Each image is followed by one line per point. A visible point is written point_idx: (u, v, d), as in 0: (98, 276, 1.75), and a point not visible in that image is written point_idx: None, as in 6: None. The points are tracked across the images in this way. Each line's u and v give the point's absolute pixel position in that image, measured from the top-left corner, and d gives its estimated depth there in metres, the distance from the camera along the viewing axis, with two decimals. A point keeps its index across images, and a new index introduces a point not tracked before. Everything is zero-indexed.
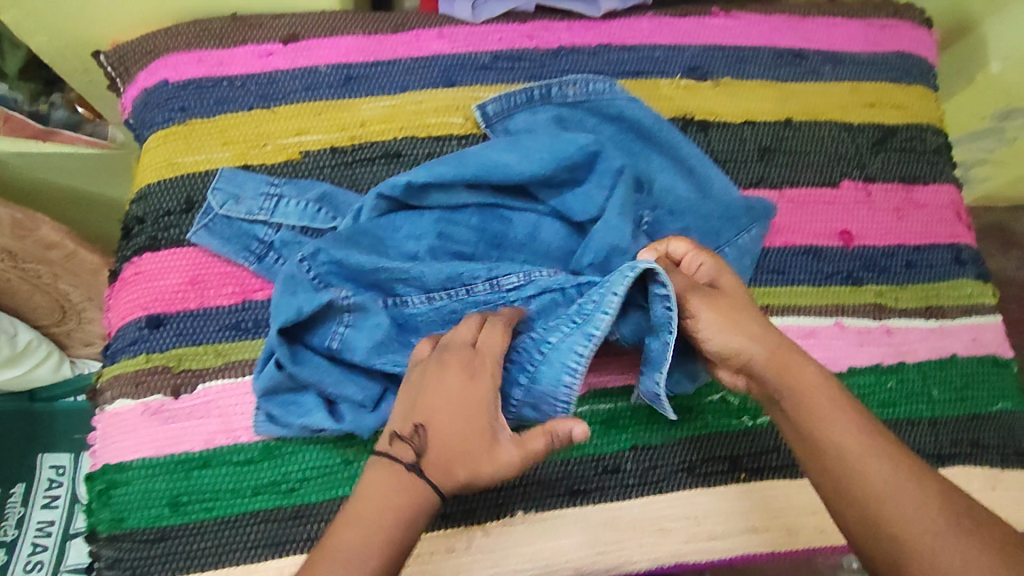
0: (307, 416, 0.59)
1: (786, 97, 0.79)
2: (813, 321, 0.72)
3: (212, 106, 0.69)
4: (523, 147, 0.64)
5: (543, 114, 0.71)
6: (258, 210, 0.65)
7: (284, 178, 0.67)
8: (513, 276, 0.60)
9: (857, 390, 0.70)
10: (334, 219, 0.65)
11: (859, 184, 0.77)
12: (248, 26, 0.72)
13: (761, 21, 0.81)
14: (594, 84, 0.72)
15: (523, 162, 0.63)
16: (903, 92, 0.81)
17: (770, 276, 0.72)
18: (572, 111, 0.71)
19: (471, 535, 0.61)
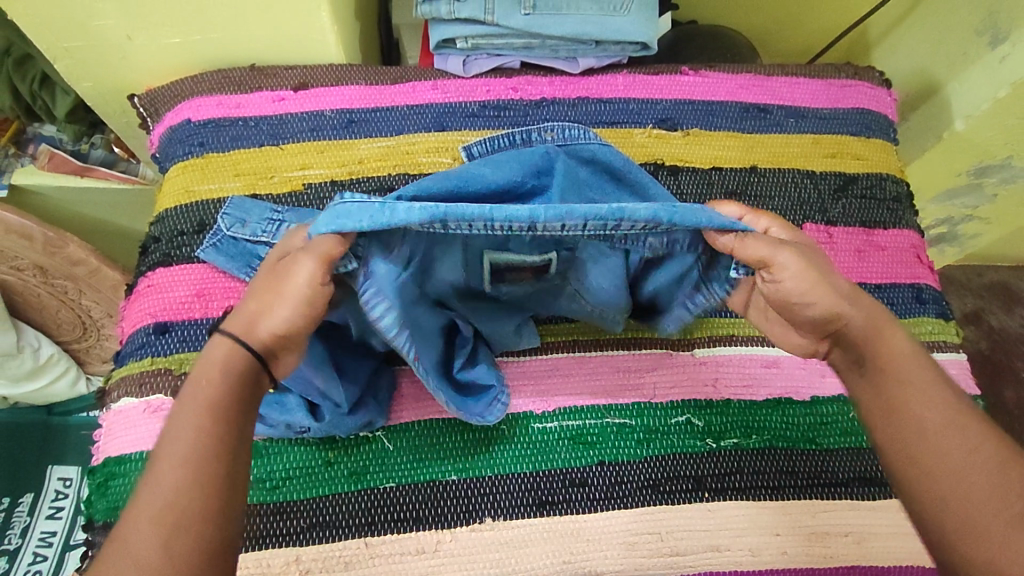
0: (288, 415, 0.62)
1: (751, 146, 0.85)
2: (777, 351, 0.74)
3: (227, 143, 0.78)
4: (495, 163, 0.69)
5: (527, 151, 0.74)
6: (261, 232, 0.71)
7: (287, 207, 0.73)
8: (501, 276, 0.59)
9: (818, 418, 0.72)
10: None
11: (821, 226, 0.81)
12: (265, 75, 0.82)
13: (728, 79, 0.89)
14: (570, 130, 0.76)
15: (498, 173, 0.67)
16: (863, 144, 0.87)
17: None
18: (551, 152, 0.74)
19: (440, 539, 0.64)
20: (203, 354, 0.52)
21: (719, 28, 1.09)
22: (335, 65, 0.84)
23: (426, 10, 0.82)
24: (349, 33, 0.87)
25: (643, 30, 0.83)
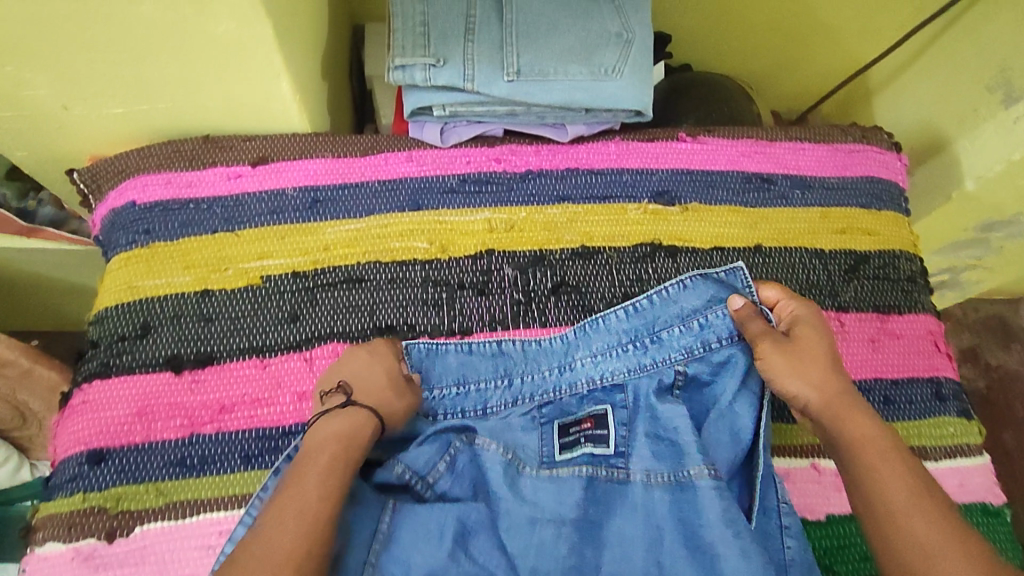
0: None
1: (754, 223, 0.78)
2: (787, 462, 0.68)
3: (176, 229, 0.70)
4: (560, 352, 0.68)
5: (605, 344, 0.68)
6: (451, 400, 0.66)
7: (453, 361, 0.67)
8: (572, 433, 0.64)
9: (832, 543, 0.65)
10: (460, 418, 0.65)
11: (832, 313, 0.75)
12: (218, 148, 0.73)
13: (729, 146, 0.81)
14: (635, 305, 0.68)
15: (581, 370, 0.67)
16: (873, 218, 0.80)
17: None
18: (654, 367, 0.66)
19: None
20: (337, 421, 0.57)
21: (726, 82, 1.03)
22: (299, 133, 0.75)
23: (399, 77, 0.73)
24: (316, 99, 0.78)
25: (637, 96, 0.76)
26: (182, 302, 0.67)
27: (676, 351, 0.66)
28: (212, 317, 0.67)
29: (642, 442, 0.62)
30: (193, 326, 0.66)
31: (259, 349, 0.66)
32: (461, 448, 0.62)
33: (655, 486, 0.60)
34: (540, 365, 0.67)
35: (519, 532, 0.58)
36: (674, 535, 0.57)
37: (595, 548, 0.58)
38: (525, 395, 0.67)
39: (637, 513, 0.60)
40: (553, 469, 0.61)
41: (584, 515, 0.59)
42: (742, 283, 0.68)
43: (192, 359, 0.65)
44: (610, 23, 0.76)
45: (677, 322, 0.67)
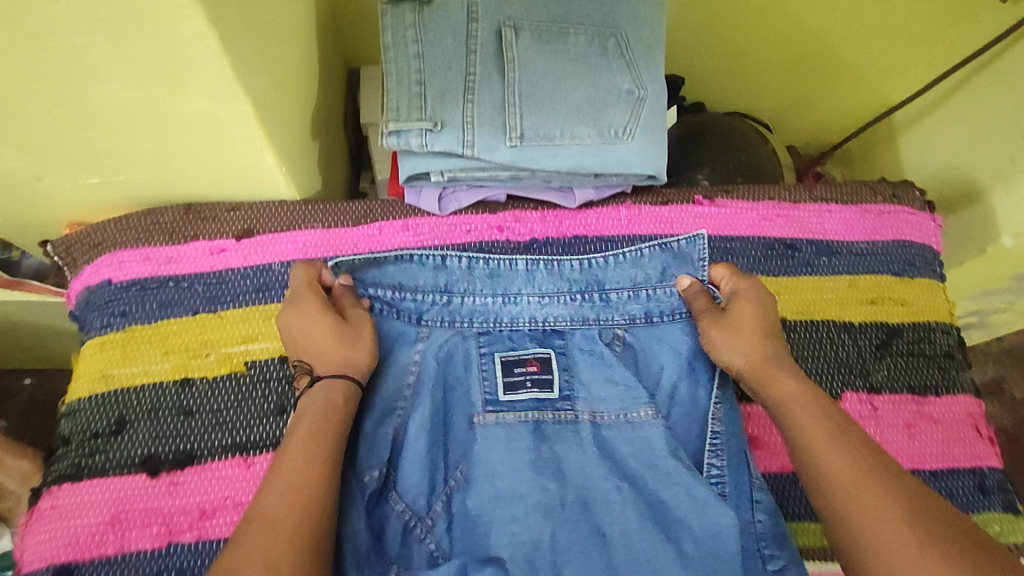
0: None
1: (778, 294, 0.73)
2: (816, 566, 0.65)
3: (154, 310, 0.65)
4: (500, 282, 0.71)
5: (550, 284, 0.71)
6: (403, 319, 0.68)
7: (405, 300, 0.68)
8: (518, 376, 0.67)
9: None
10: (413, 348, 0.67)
11: (863, 395, 0.69)
12: (200, 219, 0.69)
13: (749, 208, 0.75)
14: (589, 262, 0.71)
15: (523, 306, 0.70)
16: (906, 287, 0.75)
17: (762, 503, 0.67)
18: (596, 313, 0.70)
19: None
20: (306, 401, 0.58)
21: (744, 127, 0.97)
22: (288, 202, 0.70)
23: (394, 143, 0.68)
24: (305, 164, 0.73)
25: (650, 159, 0.71)
26: (160, 393, 0.63)
27: (621, 309, 0.70)
28: (192, 410, 0.62)
29: (587, 383, 0.68)
30: (171, 420, 0.62)
31: (243, 444, 0.61)
32: (413, 378, 0.66)
33: (602, 424, 0.66)
34: (481, 287, 0.70)
35: (481, 463, 0.63)
36: (623, 468, 0.64)
37: (556, 478, 0.62)
38: (465, 317, 0.69)
39: (586, 446, 0.65)
40: (499, 413, 0.65)
41: (539, 455, 0.63)
42: (699, 254, 0.71)
43: (170, 458, 0.60)
44: (619, 79, 0.70)
45: (629, 288, 0.71)
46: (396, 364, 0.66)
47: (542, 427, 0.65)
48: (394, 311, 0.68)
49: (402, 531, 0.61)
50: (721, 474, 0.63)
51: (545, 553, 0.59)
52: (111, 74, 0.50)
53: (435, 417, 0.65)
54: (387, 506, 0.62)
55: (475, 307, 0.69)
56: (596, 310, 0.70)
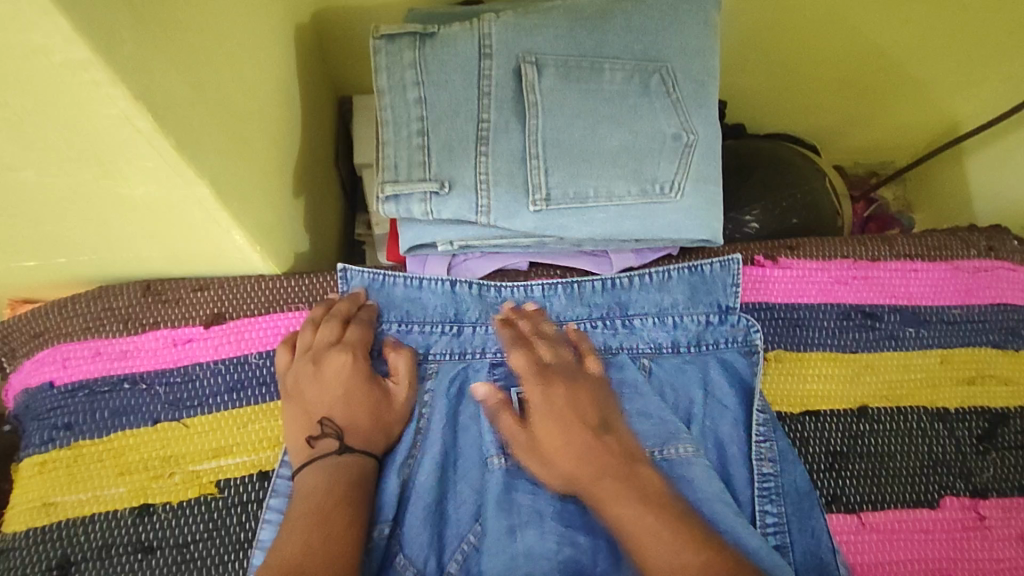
0: None
1: (858, 375, 0.60)
2: None
3: (106, 420, 0.54)
4: (511, 303, 0.60)
5: (574, 308, 0.61)
6: (420, 349, 0.59)
7: (423, 329, 0.59)
8: None
9: None
10: (430, 382, 0.57)
11: (966, 501, 0.57)
12: (161, 302, 0.57)
13: (819, 269, 0.63)
14: (614, 282, 0.61)
15: None
16: (1009, 362, 0.62)
17: None
18: (625, 339, 0.61)
19: None
20: (330, 474, 0.50)
21: (787, 152, 0.84)
22: (266, 277, 0.58)
23: (392, 210, 0.56)
24: (286, 231, 0.61)
25: (702, 217, 0.59)
26: (110, 527, 0.51)
27: (648, 339, 0.61)
28: (153, 545, 0.51)
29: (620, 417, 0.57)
30: (126, 560, 0.50)
31: None
32: (429, 419, 0.56)
33: None
34: (496, 313, 0.60)
35: (501, 513, 0.53)
36: None
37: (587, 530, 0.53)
38: (475, 348, 0.60)
39: None
40: (528, 455, 0.55)
41: (569, 505, 0.54)
42: (732, 280, 0.61)
43: None
44: (665, 121, 0.58)
45: (653, 314, 0.61)
46: (420, 404, 0.56)
47: (569, 474, 0.55)
48: (414, 341, 0.59)
49: None
50: (779, 522, 0.55)
51: None
52: (21, 160, 0.39)
53: (451, 462, 0.55)
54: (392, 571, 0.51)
55: (489, 336, 0.60)
56: (623, 338, 0.61)
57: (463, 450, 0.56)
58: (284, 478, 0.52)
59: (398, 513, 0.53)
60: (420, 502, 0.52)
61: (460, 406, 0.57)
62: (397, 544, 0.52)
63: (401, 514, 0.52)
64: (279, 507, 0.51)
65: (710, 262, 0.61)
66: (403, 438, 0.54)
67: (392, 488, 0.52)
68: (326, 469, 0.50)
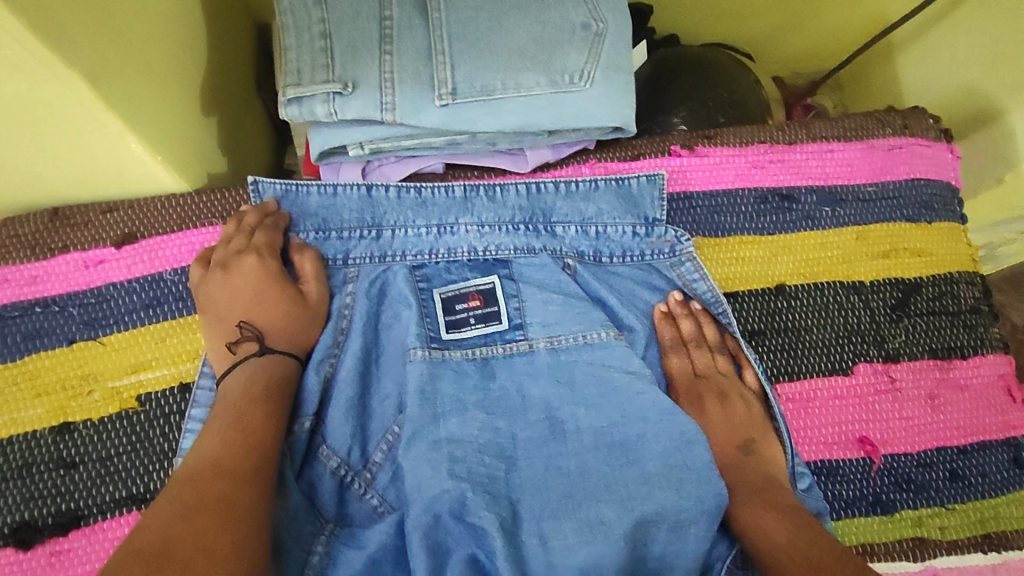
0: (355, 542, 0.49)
1: (775, 254, 0.62)
2: (896, 567, 0.54)
3: (19, 343, 0.53)
4: (430, 210, 0.60)
5: (483, 211, 0.61)
6: (337, 257, 0.58)
7: (339, 236, 0.59)
8: (461, 309, 0.58)
9: None
10: (351, 282, 0.58)
11: (879, 367, 0.59)
12: (69, 226, 0.56)
13: (735, 155, 0.64)
14: (534, 187, 0.61)
15: (462, 235, 0.60)
16: (921, 234, 0.64)
17: (848, 508, 0.55)
18: (542, 240, 0.61)
19: None
20: (252, 374, 0.49)
21: (726, 59, 0.83)
22: (177, 195, 0.57)
23: (297, 114, 0.55)
24: (196, 150, 0.59)
25: (618, 107, 0.58)
26: (32, 445, 0.51)
27: (569, 246, 0.61)
28: (75, 460, 0.51)
29: (538, 309, 0.58)
30: (48, 476, 0.50)
31: (141, 496, 0.51)
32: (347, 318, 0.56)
33: (562, 350, 0.56)
34: (413, 217, 0.60)
35: (422, 403, 0.52)
36: (590, 396, 0.54)
37: (504, 418, 0.53)
38: (395, 251, 0.59)
39: (545, 373, 0.55)
40: (445, 351, 0.55)
41: (488, 393, 0.54)
42: (656, 195, 0.61)
43: (50, 521, 0.49)
44: (573, 11, 0.57)
45: (576, 223, 0.61)
46: (337, 307, 0.56)
47: (484, 365, 0.56)
48: (330, 249, 0.58)
49: (338, 489, 0.52)
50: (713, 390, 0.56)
51: (503, 488, 0.50)
52: None
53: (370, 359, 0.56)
54: (318, 463, 0.52)
55: (411, 242, 0.60)
56: (540, 237, 0.61)
57: (386, 346, 0.57)
58: (205, 389, 0.52)
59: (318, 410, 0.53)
60: (341, 397, 0.53)
61: (382, 308, 0.58)
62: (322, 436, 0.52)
63: (324, 410, 0.53)
64: (200, 418, 0.51)
65: (635, 176, 0.61)
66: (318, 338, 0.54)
67: (311, 383, 0.53)
68: (246, 368, 0.50)
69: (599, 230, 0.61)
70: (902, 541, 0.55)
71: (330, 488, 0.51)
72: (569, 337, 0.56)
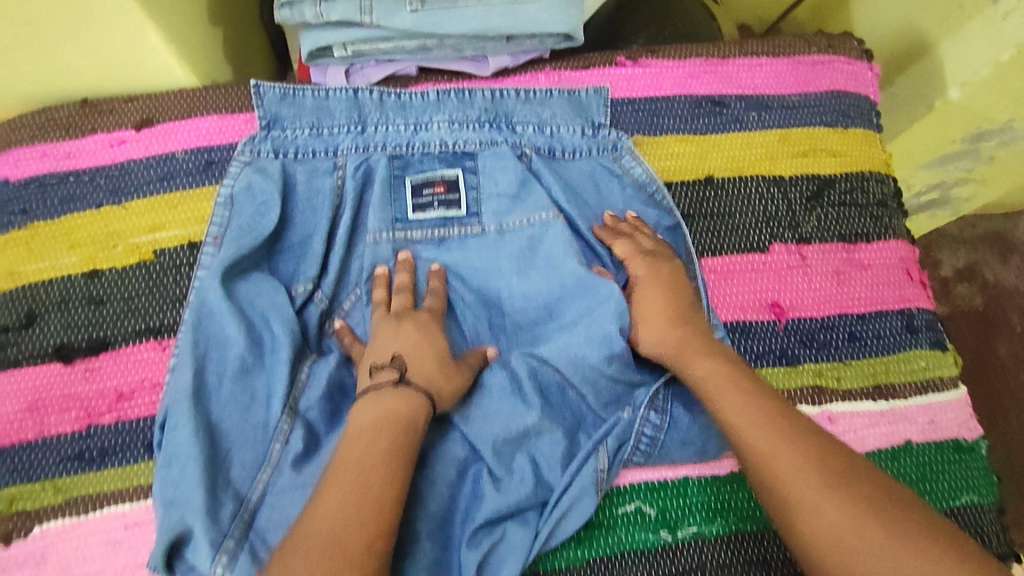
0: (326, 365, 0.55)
1: (706, 151, 0.70)
2: (795, 410, 0.63)
3: (56, 206, 0.63)
4: (406, 109, 0.68)
5: (447, 109, 0.68)
6: (321, 150, 0.66)
7: (324, 129, 0.66)
8: (425, 195, 0.65)
9: None
10: (337, 169, 0.65)
11: (792, 246, 0.68)
12: (98, 112, 0.66)
13: (675, 67, 0.73)
14: (498, 91, 0.69)
15: (433, 132, 0.67)
16: (839, 137, 0.72)
17: (756, 360, 0.64)
18: (493, 137, 0.68)
19: None
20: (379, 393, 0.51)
21: None
22: (188, 89, 0.67)
23: (288, 16, 0.65)
24: (206, 53, 0.69)
25: (566, 16, 0.67)
26: (67, 286, 0.61)
27: (527, 140, 0.68)
28: (103, 299, 0.61)
29: (491, 200, 0.65)
30: (80, 310, 0.61)
31: (157, 329, 0.61)
32: (321, 189, 0.64)
33: (508, 232, 0.64)
34: (392, 118, 0.68)
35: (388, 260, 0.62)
36: (534, 265, 0.62)
37: (460, 276, 0.63)
38: (377, 143, 0.67)
39: (497, 246, 0.63)
40: (406, 231, 0.63)
41: (447, 260, 0.63)
42: (600, 106, 0.70)
43: (83, 346, 0.60)
44: None
45: (534, 123, 0.69)
46: (320, 188, 0.64)
47: (439, 241, 0.64)
48: (318, 143, 0.66)
49: (319, 327, 0.60)
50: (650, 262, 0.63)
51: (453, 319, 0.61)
52: None
53: (347, 231, 0.62)
54: (302, 306, 0.60)
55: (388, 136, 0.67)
56: (498, 133, 0.68)
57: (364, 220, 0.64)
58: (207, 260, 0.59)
59: (296, 267, 0.61)
60: (314, 254, 0.61)
61: (366, 190, 0.65)
62: (309, 283, 0.60)
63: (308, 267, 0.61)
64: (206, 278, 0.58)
65: (583, 90, 0.70)
66: (300, 204, 0.63)
67: (293, 237, 0.62)
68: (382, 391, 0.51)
69: (555, 125, 0.69)
70: (803, 389, 0.64)
71: (313, 320, 0.59)
72: (520, 217, 0.64)
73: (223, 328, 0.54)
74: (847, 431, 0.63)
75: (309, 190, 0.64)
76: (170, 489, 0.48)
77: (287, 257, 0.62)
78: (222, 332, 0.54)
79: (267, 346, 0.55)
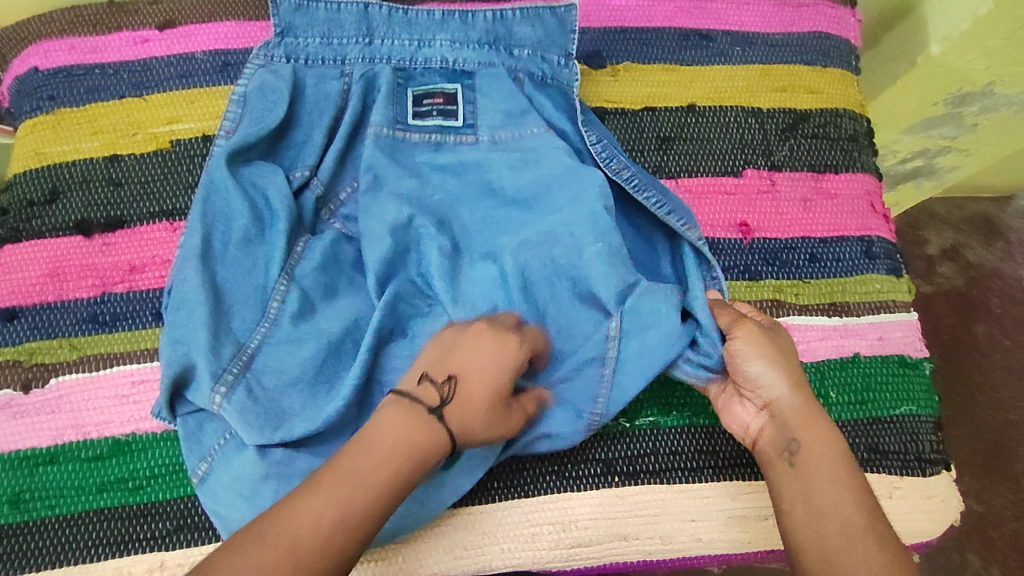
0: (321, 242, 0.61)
1: (689, 81, 0.75)
2: None
3: (82, 95, 0.68)
4: (413, 25, 0.71)
5: (451, 28, 0.72)
6: (328, 57, 0.70)
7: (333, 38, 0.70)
8: (424, 105, 0.69)
9: None
10: (343, 74, 0.70)
11: (764, 172, 0.72)
12: (124, 12, 0.71)
13: (666, 2, 0.77)
14: (502, 14, 0.72)
15: (435, 48, 0.72)
16: (818, 75, 0.76)
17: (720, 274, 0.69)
18: (496, 55, 0.72)
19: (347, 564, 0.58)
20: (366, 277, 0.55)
21: None
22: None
23: None
24: None
25: None
26: (90, 168, 0.67)
27: (523, 62, 0.72)
28: (121, 181, 0.66)
29: (488, 113, 0.69)
30: (101, 189, 0.66)
31: (170, 212, 0.66)
32: (327, 92, 0.69)
33: (500, 143, 0.68)
34: (400, 33, 0.71)
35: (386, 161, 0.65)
36: (519, 171, 0.66)
37: (453, 174, 0.67)
38: (383, 56, 0.71)
39: (488, 159, 0.67)
40: (405, 131, 0.68)
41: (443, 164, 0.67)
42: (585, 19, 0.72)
43: (102, 222, 0.65)
44: None
45: (531, 48, 0.73)
46: (326, 91, 0.69)
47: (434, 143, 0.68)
48: (326, 51, 0.70)
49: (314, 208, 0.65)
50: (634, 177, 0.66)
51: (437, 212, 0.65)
52: None
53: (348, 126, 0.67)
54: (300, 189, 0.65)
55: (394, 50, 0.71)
56: (496, 52, 0.72)
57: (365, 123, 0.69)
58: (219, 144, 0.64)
59: (296, 157, 0.66)
60: (312, 145, 0.67)
61: (371, 95, 0.70)
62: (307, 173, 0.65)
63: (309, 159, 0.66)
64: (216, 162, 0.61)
65: (576, 7, 0.72)
66: (304, 105, 0.68)
67: (298, 133, 0.67)
68: None
69: (552, 48, 0.73)
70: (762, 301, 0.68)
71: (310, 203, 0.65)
72: (509, 128, 0.69)
73: (229, 203, 0.59)
74: (801, 341, 0.68)
75: (315, 95, 0.68)
76: (178, 333, 0.54)
77: (291, 150, 0.67)
78: (228, 207, 0.59)
79: (268, 221, 0.60)
